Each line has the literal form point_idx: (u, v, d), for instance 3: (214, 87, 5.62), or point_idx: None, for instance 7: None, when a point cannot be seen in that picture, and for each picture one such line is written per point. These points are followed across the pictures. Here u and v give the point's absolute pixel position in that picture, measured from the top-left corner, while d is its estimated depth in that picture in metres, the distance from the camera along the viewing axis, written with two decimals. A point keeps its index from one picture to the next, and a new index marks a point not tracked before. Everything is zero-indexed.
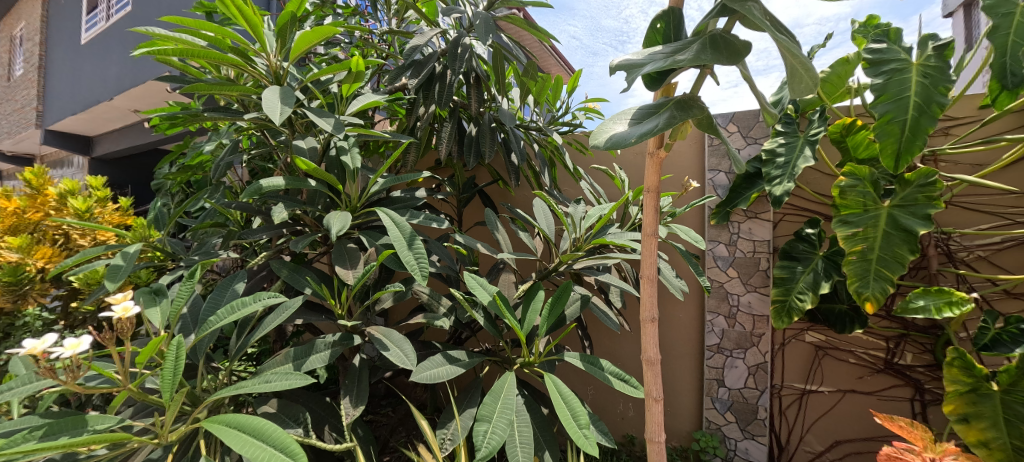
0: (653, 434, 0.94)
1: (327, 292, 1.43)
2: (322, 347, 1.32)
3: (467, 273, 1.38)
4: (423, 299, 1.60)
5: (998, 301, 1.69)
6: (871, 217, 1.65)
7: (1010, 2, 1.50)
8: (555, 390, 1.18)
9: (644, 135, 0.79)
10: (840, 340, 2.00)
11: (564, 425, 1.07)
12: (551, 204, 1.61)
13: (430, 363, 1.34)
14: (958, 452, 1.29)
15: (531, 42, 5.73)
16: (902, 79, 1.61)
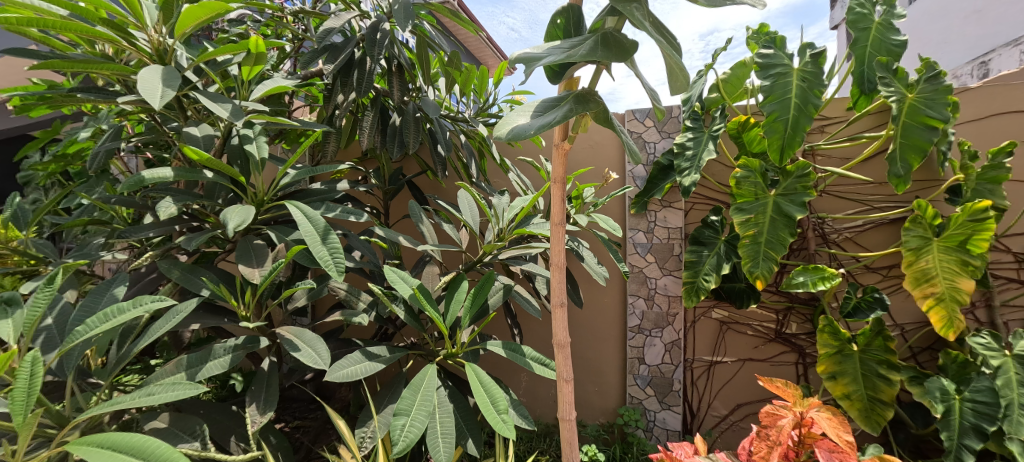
0: (565, 413, 0.98)
1: (228, 293, 1.30)
2: (221, 352, 1.24)
3: (387, 266, 1.35)
4: (340, 295, 1.55)
5: (861, 275, 1.97)
6: (760, 205, 1.85)
7: (867, 18, 1.73)
8: (475, 378, 1.20)
9: (543, 126, 0.81)
10: (740, 315, 2.23)
11: (482, 412, 1.09)
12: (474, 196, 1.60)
13: (346, 361, 1.31)
14: (825, 404, 1.35)
15: (464, 31, 5.66)
16: (785, 82, 1.81)
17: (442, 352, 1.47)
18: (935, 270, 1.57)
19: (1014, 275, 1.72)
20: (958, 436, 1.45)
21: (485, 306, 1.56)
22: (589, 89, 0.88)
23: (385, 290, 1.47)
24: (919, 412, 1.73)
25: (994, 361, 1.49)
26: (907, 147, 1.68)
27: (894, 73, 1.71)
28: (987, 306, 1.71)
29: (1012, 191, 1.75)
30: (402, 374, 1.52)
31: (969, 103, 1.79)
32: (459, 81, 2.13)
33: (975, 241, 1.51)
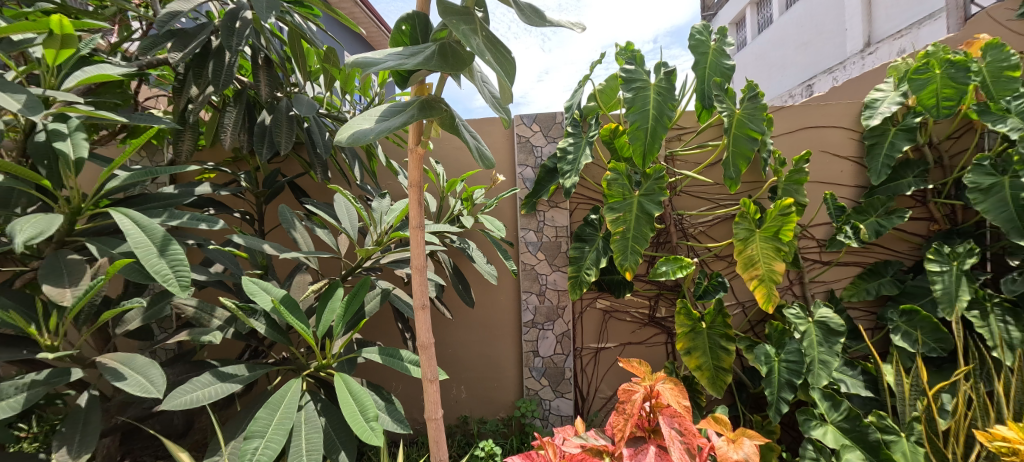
0: (431, 412, 0.96)
1: (25, 321, 1.09)
2: (12, 391, 1.07)
3: (244, 277, 1.23)
4: (188, 314, 1.37)
5: (712, 262, 2.29)
6: (627, 204, 2.07)
7: (704, 45, 2.04)
8: (345, 388, 1.16)
9: (380, 131, 0.79)
10: (619, 303, 2.43)
11: (348, 422, 1.06)
12: (348, 198, 1.51)
13: (191, 387, 1.18)
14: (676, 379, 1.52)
15: (365, 26, 5.43)
16: (644, 95, 2.03)
17: (314, 364, 1.40)
18: (758, 256, 1.88)
19: (817, 257, 2.12)
20: (777, 391, 1.77)
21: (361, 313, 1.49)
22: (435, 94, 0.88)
23: (241, 304, 1.33)
24: (754, 374, 2.07)
25: (801, 326, 1.83)
26: (736, 154, 2.00)
27: (725, 93, 2.01)
28: (800, 282, 2.10)
29: (811, 190, 2.18)
30: (268, 392, 1.40)
31: (782, 119, 2.18)
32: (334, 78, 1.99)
33: (784, 231, 1.84)
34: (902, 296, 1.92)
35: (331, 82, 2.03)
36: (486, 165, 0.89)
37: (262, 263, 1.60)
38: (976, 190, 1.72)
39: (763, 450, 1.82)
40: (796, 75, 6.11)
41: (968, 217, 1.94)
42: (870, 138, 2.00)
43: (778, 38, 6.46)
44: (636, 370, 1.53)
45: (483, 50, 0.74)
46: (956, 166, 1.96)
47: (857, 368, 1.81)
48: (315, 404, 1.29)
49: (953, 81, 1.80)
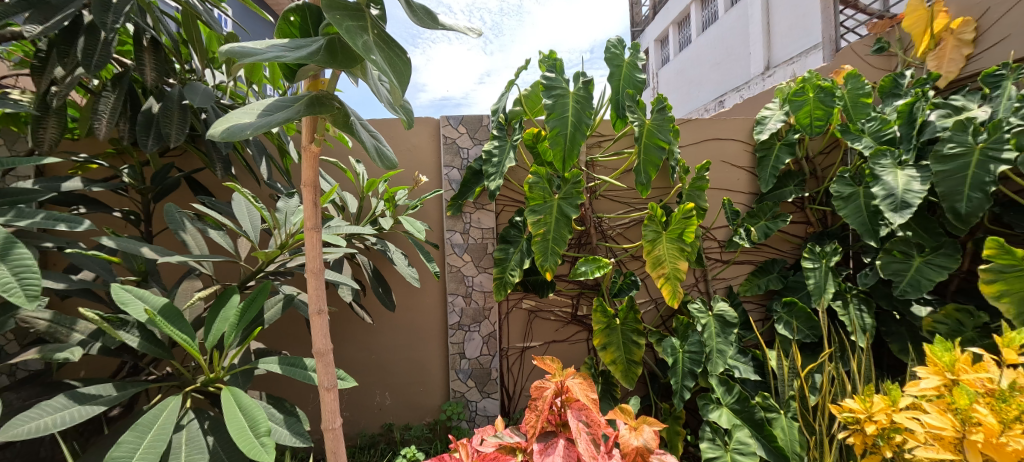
0: (329, 422, 0.95)
1: None
2: None
3: (115, 284, 1.10)
4: (40, 329, 1.19)
5: (628, 262, 2.41)
6: (548, 207, 2.13)
7: (618, 58, 2.16)
8: (233, 402, 1.08)
9: (260, 128, 0.76)
10: (544, 303, 2.48)
11: (233, 436, 0.98)
12: (249, 199, 1.38)
13: (39, 411, 1.02)
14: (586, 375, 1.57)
15: None
16: (564, 102, 2.11)
17: (201, 378, 1.29)
18: (664, 257, 2.02)
19: (718, 256, 2.32)
20: (681, 378, 1.92)
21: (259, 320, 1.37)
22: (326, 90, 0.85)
23: (108, 314, 1.16)
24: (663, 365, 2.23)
25: (702, 320, 1.99)
26: (646, 161, 2.12)
27: (637, 104, 2.14)
28: (704, 280, 2.29)
29: (712, 196, 2.37)
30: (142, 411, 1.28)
31: (689, 131, 2.37)
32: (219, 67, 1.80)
33: (687, 233, 1.99)
34: (785, 289, 2.16)
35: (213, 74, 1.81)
36: (383, 164, 0.88)
37: (139, 268, 1.41)
38: (838, 199, 1.89)
39: (669, 434, 1.97)
40: (710, 91, 6.83)
41: (836, 221, 2.24)
42: (761, 151, 2.25)
43: (695, 57, 7.15)
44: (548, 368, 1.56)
45: (372, 50, 0.72)
46: (827, 176, 2.25)
47: (747, 355, 2.01)
48: (202, 423, 1.19)
49: (822, 104, 2.04)
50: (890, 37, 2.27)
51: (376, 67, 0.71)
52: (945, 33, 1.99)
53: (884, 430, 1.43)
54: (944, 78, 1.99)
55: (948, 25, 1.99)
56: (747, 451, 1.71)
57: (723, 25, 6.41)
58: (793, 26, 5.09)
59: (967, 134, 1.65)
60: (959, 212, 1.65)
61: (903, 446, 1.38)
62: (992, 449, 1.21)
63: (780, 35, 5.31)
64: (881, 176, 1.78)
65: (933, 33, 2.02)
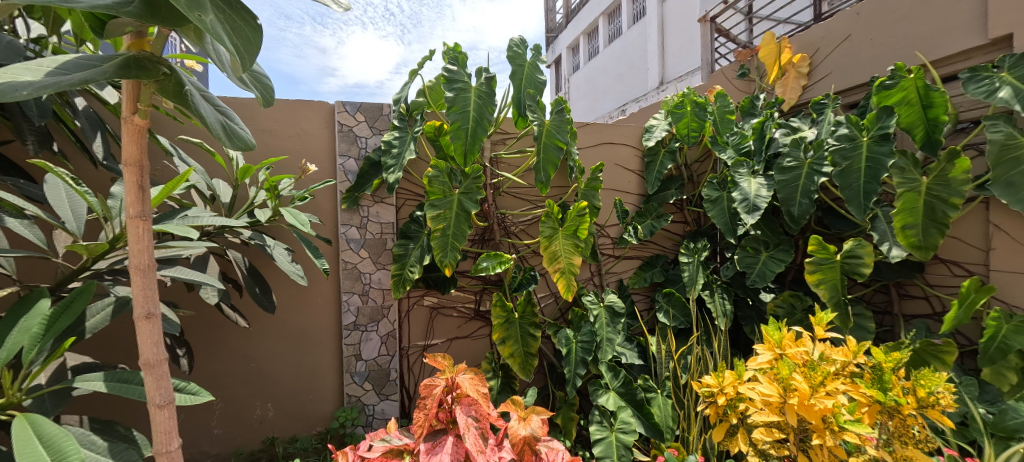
0: (164, 445, 0.89)
1: None
2: None
3: None
4: None
5: (530, 258, 2.46)
6: (448, 201, 2.12)
7: (519, 59, 2.14)
8: (32, 435, 0.85)
9: (44, 89, 0.66)
10: (446, 299, 2.44)
11: None
12: (66, 181, 1.11)
13: None
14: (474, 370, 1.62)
15: None
16: (465, 96, 2.12)
17: None
18: (560, 252, 2.09)
19: (611, 251, 2.45)
20: (574, 367, 2.03)
21: (77, 330, 1.16)
22: (141, 54, 0.76)
23: None
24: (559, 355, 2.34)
25: (594, 311, 2.11)
26: (546, 161, 2.12)
27: (536, 104, 2.15)
28: (598, 274, 2.41)
29: (605, 196, 2.50)
30: None
31: (587, 133, 2.47)
32: (38, 18, 1.51)
33: (581, 229, 2.06)
34: (666, 281, 2.39)
35: (26, 25, 1.51)
36: (231, 143, 0.82)
37: None
38: (708, 202, 2.15)
39: (564, 420, 2.06)
40: (614, 100, 7.40)
41: (708, 221, 2.51)
42: (648, 156, 2.46)
43: (602, 67, 7.75)
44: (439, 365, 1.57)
45: (201, 8, 0.63)
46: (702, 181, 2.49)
47: (633, 342, 2.18)
48: None
49: (696, 118, 2.30)
50: (750, 64, 2.62)
51: (207, 30, 0.63)
52: (789, 65, 2.38)
53: (732, 400, 1.66)
54: (787, 103, 2.37)
55: (791, 59, 2.37)
56: (629, 429, 1.86)
57: (627, 40, 6.98)
58: (683, 48, 5.79)
59: (801, 150, 1.92)
60: (793, 214, 1.91)
61: (744, 413, 1.62)
62: (805, 409, 1.47)
63: (673, 55, 5.99)
64: (739, 183, 2.03)
65: (781, 65, 2.39)
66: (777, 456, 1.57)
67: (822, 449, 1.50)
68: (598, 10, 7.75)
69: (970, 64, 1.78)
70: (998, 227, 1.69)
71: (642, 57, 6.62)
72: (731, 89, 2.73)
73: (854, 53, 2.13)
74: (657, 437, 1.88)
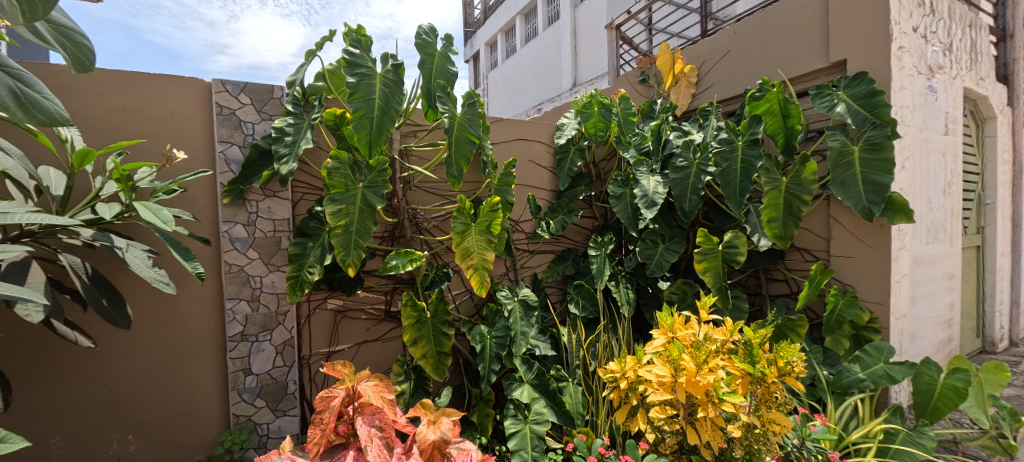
0: None
1: None
2: None
3: None
4: None
5: (443, 254, 2.40)
6: (351, 196, 1.99)
7: (430, 47, 2.05)
8: None
9: None
10: (352, 301, 2.28)
11: None
12: None
13: None
14: (374, 375, 1.74)
15: None
16: (370, 83, 2.00)
17: None
18: (473, 248, 2.05)
19: (525, 246, 2.46)
20: (488, 363, 2.03)
21: None
22: None
23: None
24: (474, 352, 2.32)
25: (509, 305, 2.12)
26: (458, 155, 2.05)
27: (448, 95, 2.07)
28: (514, 269, 2.41)
29: (519, 192, 2.48)
30: None
31: (498, 129, 2.41)
32: None
33: (494, 225, 2.05)
34: (576, 275, 2.49)
35: None
36: (23, 115, 0.81)
37: None
38: (613, 198, 2.29)
39: (480, 417, 2.04)
40: (530, 100, 7.80)
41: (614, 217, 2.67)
42: (559, 153, 2.54)
43: (519, 67, 8.08)
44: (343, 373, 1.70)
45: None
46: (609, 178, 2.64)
47: (546, 334, 2.24)
48: None
49: (603, 118, 2.44)
50: (650, 71, 2.88)
51: None
52: (681, 75, 2.63)
53: (632, 384, 1.79)
54: (679, 108, 2.64)
55: (683, 69, 2.63)
56: (543, 420, 1.90)
57: (542, 41, 7.37)
58: (593, 53, 6.29)
59: (691, 152, 2.13)
60: (684, 209, 2.12)
61: (643, 394, 1.76)
62: (692, 386, 1.64)
63: (584, 59, 6.48)
64: (640, 180, 2.20)
65: (674, 74, 2.65)
66: (669, 430, 1.71)
67: (705, 420, 1.67)
68: (515, 10, 8.05)
69: (816, 82, 2.12)
70: (837, 220, 2.04)
71: (556, 61, 6.98)
72: (634, 93, 2.98)
73: (732, 67, 2.43)
74: (568, 425, 1.94)
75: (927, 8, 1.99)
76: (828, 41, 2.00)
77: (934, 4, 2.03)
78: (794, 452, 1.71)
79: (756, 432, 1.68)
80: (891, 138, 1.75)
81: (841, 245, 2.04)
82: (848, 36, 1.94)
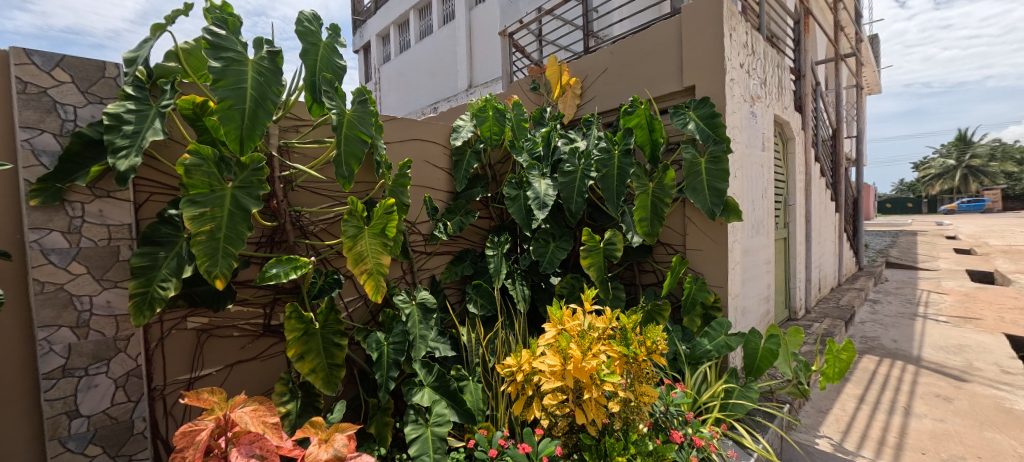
0: None
1: None
2: None
3: None
4: None
5: (333, 259, 2.25)
6: (217, 197, 1.73)
7: (314, 36, 1.90)
8: None
9: None
10: (221, 318, 2.00)
11: None
12: None
13: None
14: (248, 399, 1.59)
15: None
16: (239, 70, 1.78)
17: None
18: (366, 252, 1.94)
19: (423, 248, 2.42)
20: (386, 371, 1.97)
21: None
22: None
23: None
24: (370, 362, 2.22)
25: (406, 310, 2.08)
26: (348, 154, 1.93)
27: (335, 90, 1.94)
28: (411, 271, 2.35)
29: (415, 193, 2.43)
30: None
31: (393, 128, 2.33)
32: None
33: (389, 227, 1.99)
34: (474, 274, 2.53)
35: None
36: None
37: None
38: (508, 200, 2.37)
39: (378, 428, 1.96)
40: (430, 96, 8.60)
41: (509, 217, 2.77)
42: (456, 155, 2.54)
43: (414, 61, 8.92)
44: (218, 403, 1.52)
45: None
46: (503, 180, 2.74)
47: (446, 335, 2.24)
48: None
49: (497, 123, 2.51)
50: (540, 80, 3.08)
51: None
52: (567, 86, 2.84)
53: (527, 376, 1.89)
54: (566, 117, 2.85)
55: (568, 81, 2.84)
56: (444, 421, 1.89)
57: (439, 39, 8.19)
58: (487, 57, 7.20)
59: (577, 158, 2.33)
60: (572, 210, 2.31)
61: (537, 384, 1.86)
62: (578, 371, 1.78)
63: (479, 62, 7.38)
64: (532, 183, 2.32)
65: (561, 85, 2.85)
66: (560, 414, 1.82)
67: (590, 401, 1.82)
68: (409, 4, 8.87)
69: (674, 103, 2.50)
70: (689, 219, 2.44)
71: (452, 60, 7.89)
72: (526, 100, 3.15)
73: (610, 83, 2.72)
74: (469, 422, 1.96)
75: (750, 50, 2.49)
76: (681, 68, 2.38)
77: (754, 47, 2.55)
78: (661, 417, 1.97)
79: (631, 405, 1.89)
80: (727, 152, 2.16)
81: (694, 240, 2.44)
82: (694, 66, 2.33)
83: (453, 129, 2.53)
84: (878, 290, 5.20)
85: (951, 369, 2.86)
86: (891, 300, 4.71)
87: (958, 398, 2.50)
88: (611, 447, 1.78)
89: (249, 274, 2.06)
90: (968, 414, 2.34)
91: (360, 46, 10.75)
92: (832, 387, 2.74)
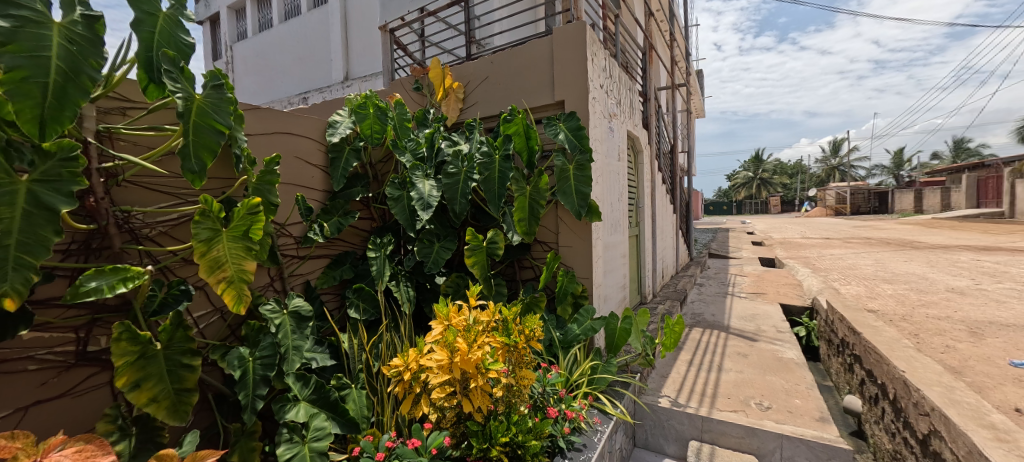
0: None
1: None
2: None
3: None
4: None
5: (177, 268, 1.91)
6: (5, 193, 1.33)
7: (152, 3, 1.63)
8: None
9: None
10: (9, 349, 1.56)
11: None
12: None
13: None
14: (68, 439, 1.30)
15: None
16: (39, 34, 1.40)
17: None
18: (225, 258, 1.71)
19: (294, 252, 2.20)
20: (251, 390, 1.77)
21: None
22: None
23: None
24: (231, 382, 1.96)
25: (276, 320, 1.90)
26: (199, 145, 1.67)
27: (180, 71, 1.66)
28: (280, 278, 2.13)
29: (284, 192, 2.21)
30: None
31: (255, 118, 2.08)
32: None
33: (254, 229, 1.78)
34: (354, 278, 2.41)
35: None
36: None
37: None
38: (391, 200, 2.31)
39: (243, 455, 1.76)
40: (293, 85, 7.84)
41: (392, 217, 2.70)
42: (332, 152, 2.39)
43: (274, 43, 8.00)
44: (23, 450, 1.22)
45: None
46: (385, 180, 2.65)
47: (324, 344, 2.09)
48: None
49: (379, 121, 2.45)
50: (423, 81, 3.05)
51: None
52: (450, 89, 2.87)
53: (414, 375, 1.88)
54: (449, 119, 2.89)
55: (451, 85, 2.86)
56: (323, 434, 1.77)
57: (306, 23, 7.50)
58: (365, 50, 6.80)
59: (460, 161, 2.37)
60: (456, 211, 2.34)
61: (423, 381, 1.87)
62: (464, 363, 1.81)
63: (356, 54, 6.93)
64: (416, 184, 2.31)
65: (444, 88, 2.87)
66: (448, 406, 1.87)
67: (476, 390, 1.86)
68: None
69: (547, 114, 2.72)
70: (561, 220, 2.70)
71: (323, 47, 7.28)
72: (409, 99, 3.09)
73: (490, 91, 2.84)
74: (353, 432, 1.86)
75: (608, 73, 2.85)
76: (553, 83, 2.61)
77: (612, 72, 2.93)
78: (539, 398, 2.16)
79: (513, 389, 2.01)
80: (591, 161, 2.44)
81: (566, 238, 2.70)
82: (563, 81, 2.57)
83: (329, 124, 2.37)
84: (702, 276, 6.37)
85: (748, 333, 3.69)
86: (710, 282, 5.83)
87: (751, 354, 3.25)
88: (495, 429, 1.88)
89: (53, 290, 1.65)
90: (757, 365, 3.06)
91: (206, 17, 9.21)
92: (670, 355, 3.31)
